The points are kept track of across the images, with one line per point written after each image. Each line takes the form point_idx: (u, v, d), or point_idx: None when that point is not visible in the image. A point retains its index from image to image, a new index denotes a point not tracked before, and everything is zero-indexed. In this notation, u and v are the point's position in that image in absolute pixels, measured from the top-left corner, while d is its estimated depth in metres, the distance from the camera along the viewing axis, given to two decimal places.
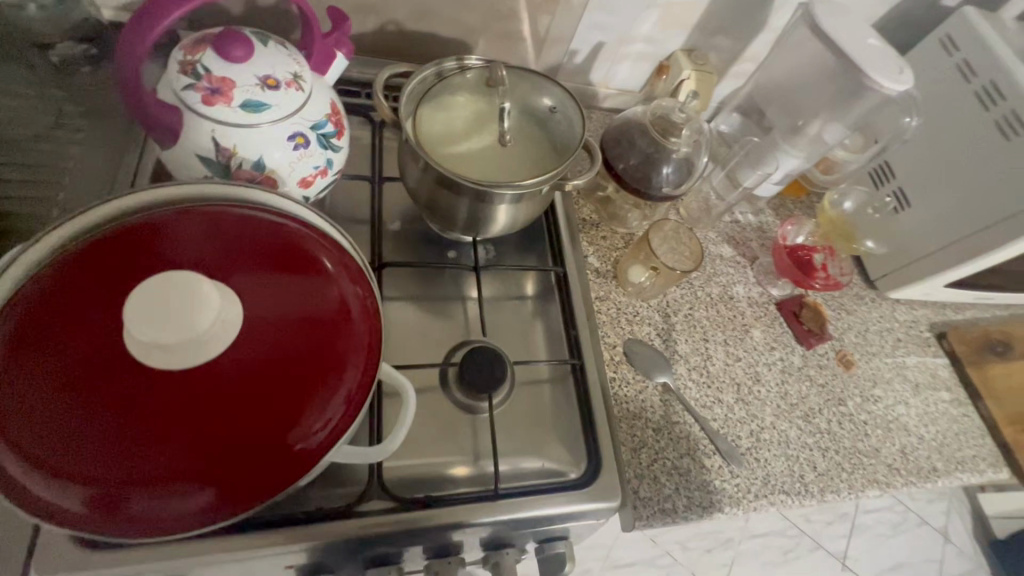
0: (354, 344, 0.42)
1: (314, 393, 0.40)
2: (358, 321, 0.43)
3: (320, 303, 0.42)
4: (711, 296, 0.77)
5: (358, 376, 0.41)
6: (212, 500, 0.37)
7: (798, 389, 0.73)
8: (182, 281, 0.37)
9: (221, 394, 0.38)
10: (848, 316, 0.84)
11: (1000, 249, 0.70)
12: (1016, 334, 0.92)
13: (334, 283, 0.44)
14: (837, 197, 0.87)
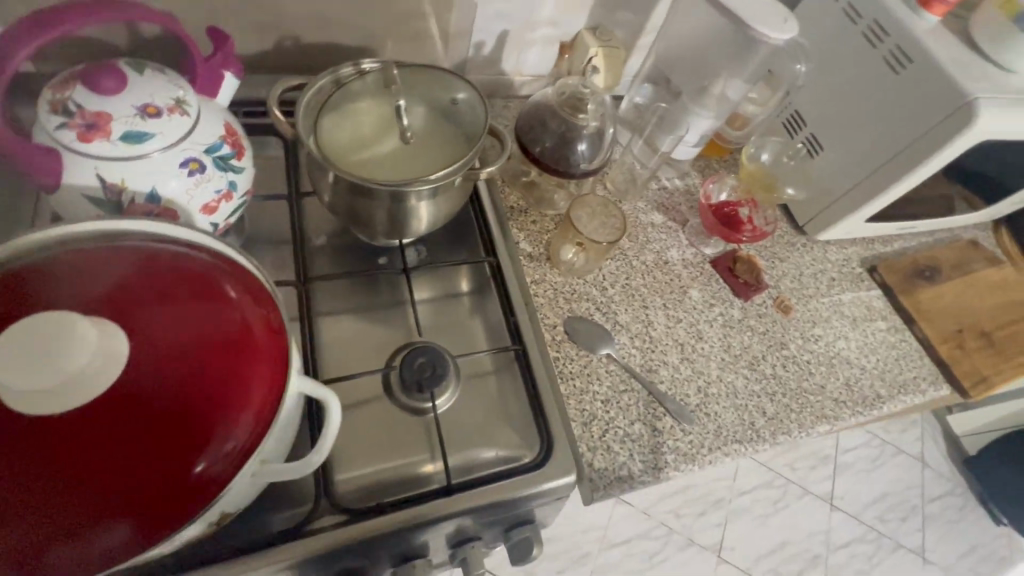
0: (261, 360, 0.42)
1: (220, 413, 0.39)
2: (262, 334, 0.43)
3: (219, 321, 0.42)
4: (647, 264, 0.78)
5: (266, 387, 0.41)
6: (128, 536, 0.36)
7: (741, 340, 0.75)
8: (56, 321, 0.36)
9: (117, 429, 0.36)
10: (782, 264, 0.86)
11: (905, 178, 0.74)
12: (941, 257, 0.96)
13: (232, 300, 0.43)
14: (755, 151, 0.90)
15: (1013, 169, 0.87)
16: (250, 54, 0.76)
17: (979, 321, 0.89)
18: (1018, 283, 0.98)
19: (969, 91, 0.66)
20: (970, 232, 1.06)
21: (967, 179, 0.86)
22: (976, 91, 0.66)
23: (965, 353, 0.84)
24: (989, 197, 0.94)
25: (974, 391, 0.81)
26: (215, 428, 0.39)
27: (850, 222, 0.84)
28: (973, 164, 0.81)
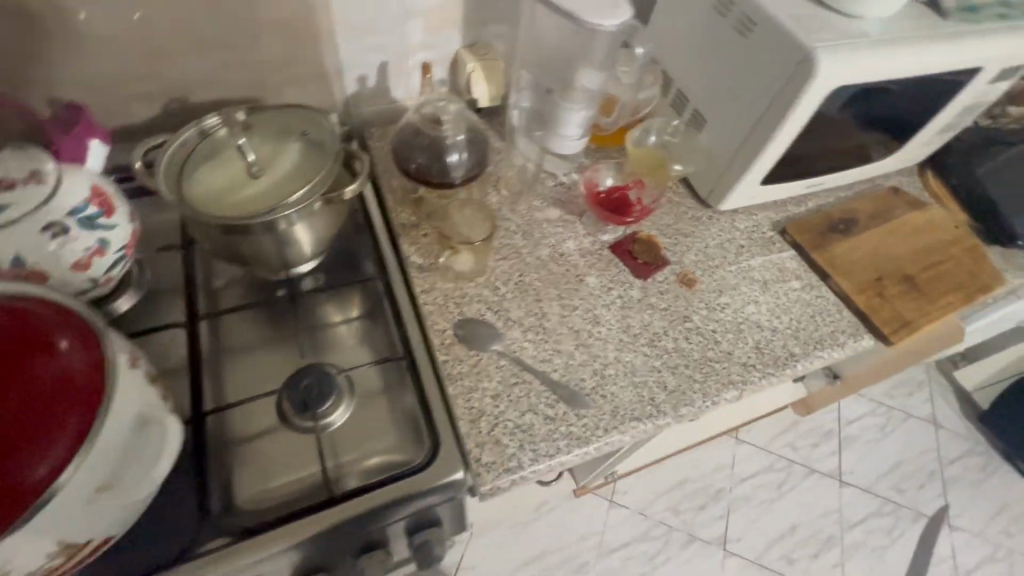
0: (77, 394, 0.44)
1: (31, 446, 0.42)
2: (82, 372, 0.45)
3: (43, 365, 0.45)
4: (541, 259, 0.80)
5: (78, 420, 0.43)
6: None
7: (640, 318, 0.76)
8: None
9: None
10: (686, 239, 0.87)
11: (775, 137, 0.75)
12: (859, 208, 0.95)
13: (57, 346, 0.46)
14: (645, 135, 0.92)
15: (904, 111, 0.87)
16: (142, 122, 0.81)
17: (901, 265, 0.88)
18: (945, 222, 0.96)
19: (809, 42, 0.67)
20: (893, 180, 1.04)
21: (858, 126, 0.86)
22: (814, 41, 0.67)
23: (886, 300, 0.83)
24: (893, 142, 0.93)
25: (896, 337, 0.79)
26: (28, 457, 0.41)
27: (745, 185, 0.84)
28: (854, 112, 0.81)
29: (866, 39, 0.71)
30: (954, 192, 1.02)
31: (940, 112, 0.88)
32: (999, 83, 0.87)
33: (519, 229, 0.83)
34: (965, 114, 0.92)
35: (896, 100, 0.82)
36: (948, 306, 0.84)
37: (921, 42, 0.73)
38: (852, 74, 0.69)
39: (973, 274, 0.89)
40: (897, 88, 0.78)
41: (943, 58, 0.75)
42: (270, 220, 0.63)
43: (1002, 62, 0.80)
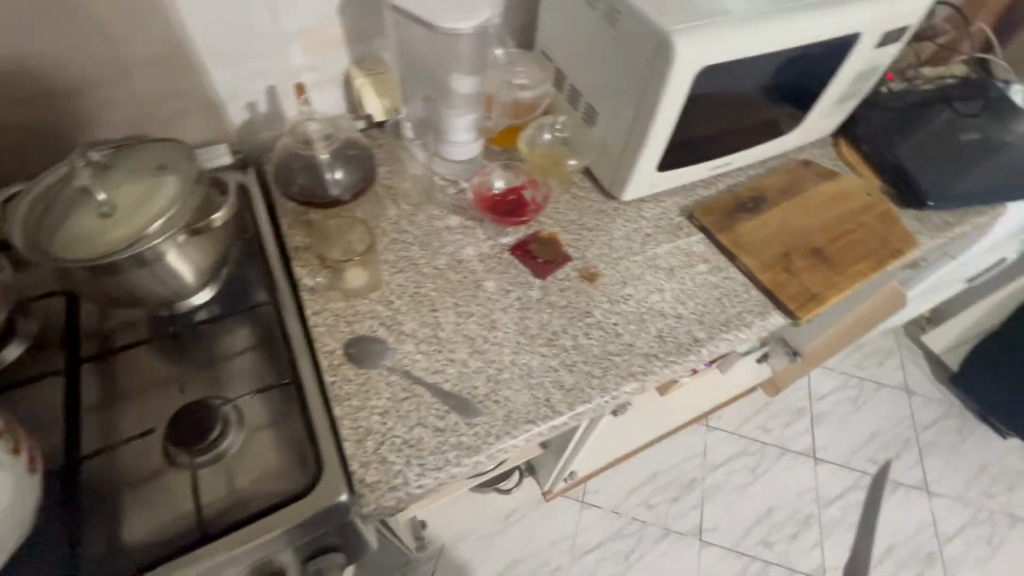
0: None
1: None
2: None
3: None
4: (438, 269, 0.79)
5: None
6: None
7: (538, 318, 0.75)
8: None
9: None
10: (591, 234, 0.86)
11: (656, 121, 0.74)
12: (768, 185, 0.95)
13: None
14: (544, 132, 0.91)
15: (796, 83, 0.86)
16: (26, 171, 0.81)
17: (810, 238, 0.87)
18: (857, 190, 0.95)
19: (666, 27, 0.67)
20: (806, 153, 1.04)
21: (750, 104, 0.85)
22: (671, 25, 0.67)
23: (793, 275, 0.82)
24: (794, 115, 0.93)
25: (803, 311, 0.78)
26: None
27: (642, 173, 0.83)
28: (739, 90, 0.80)
29: (728, 16, 0.70)
30: (867, 159, 1.01)
31: (832, 81, 0.87)
32: (887, 47, 0.86)
33: (416, 240, 0.82)
34: (861, 80, 0.91)
35: (781, 74, 0.82)
36: (857, 275, 0.83)
37: (787, 13, 0.72)
38: (716, 54, 0.69)
39: (884, 240, 0.88)
40: (775, 61, 0.78)
41: (812, 28, 0.74)
42: (135, 253, 0.61)
43: (878, 26, 0.80)
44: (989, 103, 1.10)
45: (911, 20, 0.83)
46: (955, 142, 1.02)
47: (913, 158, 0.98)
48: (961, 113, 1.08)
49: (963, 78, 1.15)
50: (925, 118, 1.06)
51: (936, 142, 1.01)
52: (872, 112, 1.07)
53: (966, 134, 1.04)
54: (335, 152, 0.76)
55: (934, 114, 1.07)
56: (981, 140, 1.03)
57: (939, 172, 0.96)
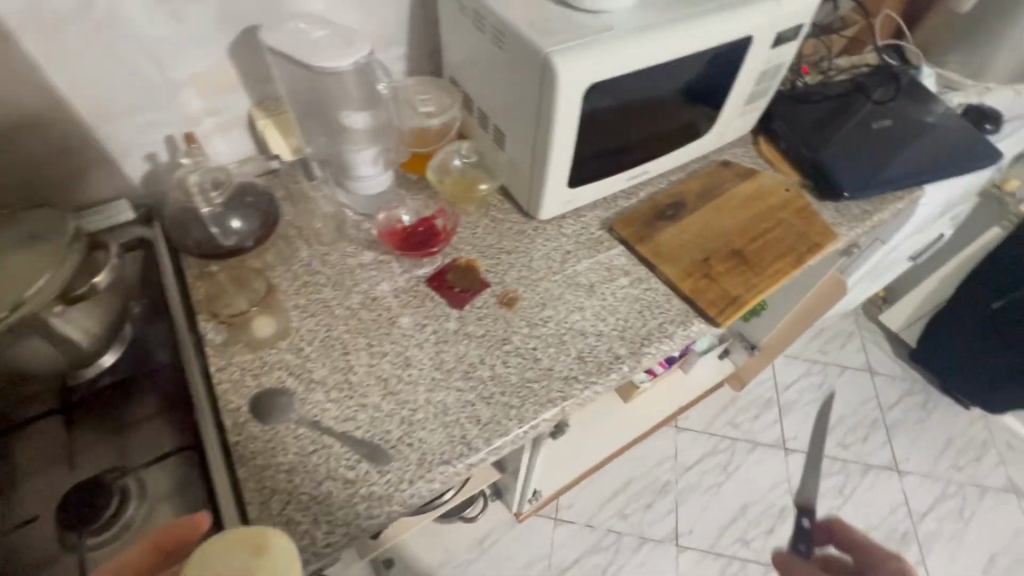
0: None
1: None
2: None
3: None
4: (351, 308, 0.77)
5: None
6: None
7: (455, 351, 0.73)
8: None
9: None
10: (510, 257, 0.85)
11: (553, 142, 0.74)
12: (687, 190, 0.95)
13: None
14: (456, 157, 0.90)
15: (699, 89, 0.87)
16: None
17: (729, 241, 0.87)
18: (775, 187, 0.96)
19: (548, 48, 0.67)
20: (727, 153, 1.04)
21: (656, 112, 0.85)
22: (552, 46, 0.67)
23: (713, 280, 0.81)
24: (704, 119, 0.93)
25: (722, 317, 0.78)
26: None
27: (553, 191, 0.82)
28: (639, 101, 0.80)
29: (610, 31, 0.70)
30: (785, 154, 1.02)
31: (734, 83, 0.88)
32: (784, 46, 0.87)
33: (329, 280, 0.80)
34: (766, 79, 0.92)
35: (680, 80, 0.82)
36: (777, 274, 0.83)
37: (671, 25, 0.73)
38: (601, 70, 0.69)
39: (803, 236, 0.89)
40: (668, 70, 0.78)
41: (698, 36, 0.75)
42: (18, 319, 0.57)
43: (768, 28, 0.81)
44: (901, 87, 1.12)
45: (802, 18, 0.84)
46: (868, 131, 1.03)
47: (827, 151, 0.99)
48: (874, 100, 1.10)
49: (874, 65, 1.17)
50: (839, 109, 1.08)
51: (850, 133, 1.03)
52: (788, 107, 1.08)
53: (879, 121, 1.05)
54: (231, 199, 0.74)
55: (848, 104, 1.09)
56: (894, 126, 1.04)
57: (853, 162, 0.97)
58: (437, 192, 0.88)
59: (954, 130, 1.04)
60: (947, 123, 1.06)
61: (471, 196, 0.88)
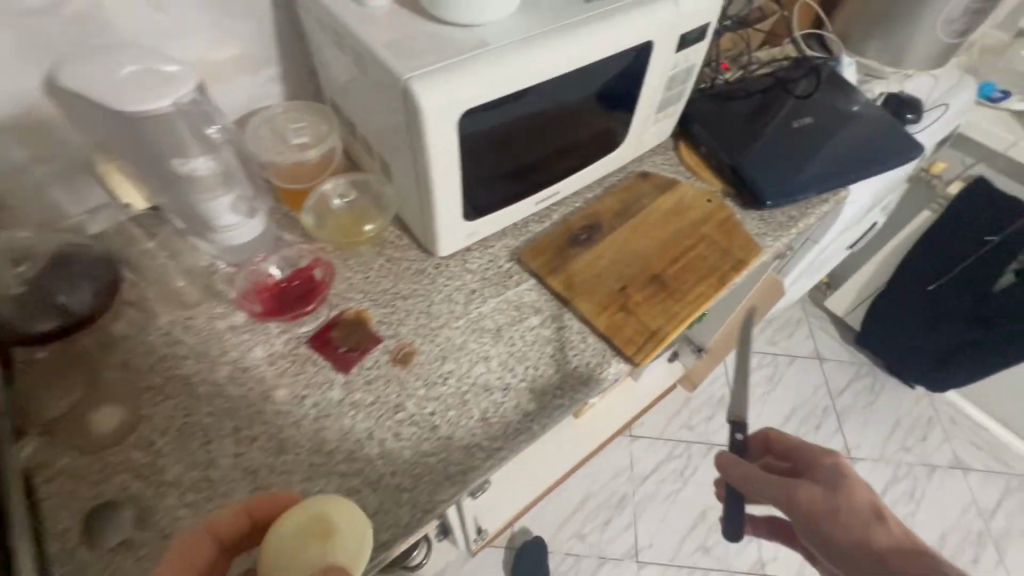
0: None
1: None
2: None
3: None
4: (217, 384, 0.66)
5: None
6: None
7: (338, 427, 0.63)
8: None
9: None
10: (407, 303, 0.75)
11: (432, 174, 0.65)
12: (604, 208, 0.87)
13: None
14: (340, 191, 0.80)
15: (603, 100, 0.79)
16: None
17: (648, 264, 0.80)
18: (696, 198, 0.89)
19: (406, 73, 0.57)
20: (646, 162, 0.97)
21: (558, 129, 0.77)
22: (412, 70, 0.57)
23: (630, 312, 0.74)
24: (615, 130, 0.85)
25: (640, 356, 0.70)
26: None
27: (447, 226, 0.73)
28: (534, 120, 0.72)
29: (483, 48, 0.61)
30: (707, 159, 0.96)
31: (642, 91, 0.81)
32: (691, 48, 0.80)
33: (192, 351, 0.69)
34: (677, 83, 0.85)
35: (578, 94, 0.74)
36: (699, 300, 0.76)
37: (557, 35, 0.64)
38: (473, 95, 0.59)
39: (725, 253, 0.82)
40: (561, 85, 0.69)
41: (588, 46, 0.67)
42: None
43: (670, 30, 0.74)
44: (821, 80, 1.07)
45: (707, 18, 0.77)
46: (789, 130, 0.98)
47: (748, 155, 0.93)
48: (794, 95, 1.05)
49: (793, 58, 1.12)
50: (760, 107, 1.03)
51: (771, 133, 0.97)
52: (707, 108, 1.01)
53: (799, 119, 1.00)
54: (53, 272, 0.63)
55: (768, 102, 1.03)
56: (815, 123, 0.99)
57: (774, 166, 0.92)
58: (319, 234, 0.77)
59: (874, 124, 1.00)
60: (869, 116, 1.01)
61: (359, 235, 0.77)
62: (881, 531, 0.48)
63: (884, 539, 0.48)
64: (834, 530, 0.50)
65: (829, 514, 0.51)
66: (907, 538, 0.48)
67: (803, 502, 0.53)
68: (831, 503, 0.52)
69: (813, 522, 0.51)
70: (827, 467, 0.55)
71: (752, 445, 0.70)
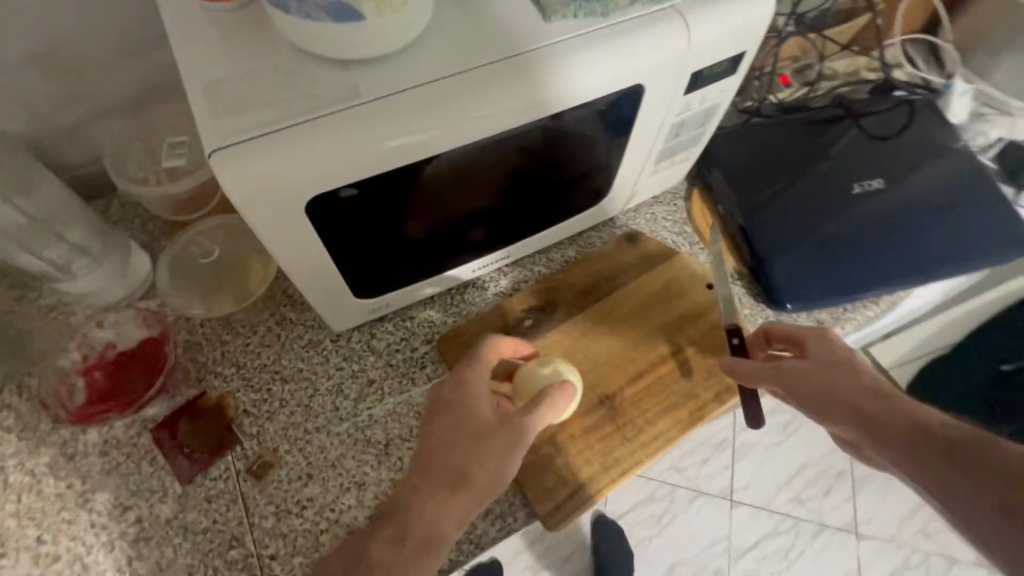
0: None
1: None
2: None
3: None
4: (34, 475, 0.54)
5: None
6: None
7: (156, 559, 0.51)
8: None
9: None
10: (285, 389, 0.60)
11: (289, 262, 0.47)
12: (566, 282, 0.67)
13: None
14: (210, 231, 0.65)
15: (572, 154, 0.56)
16: None
17: (601, 378, 0.61)
18: (694, 282, 0.67)
19: (214, 141, 0.39)
20: (643, 215, 0.75)
21: (499, 190, 0.56)
22: (224, 136, 0.39)
23: (559, 448, 0.58)
24: (595, 185, 0.63)
25: (552, 521, 0.55)
26: None
27: (334, 308, 0.57)
28: (456, 185, 0.51)
29: (350, 102, 0.41)
30: (724, 224, 0.73)
31: (631, 142, 0.58)
32: (710, 88, 0.55)
33: (17, 423, 0.57)
34: (687, 130, 0.61)
35: (527, 151, 0.52)
36: (652, 444, 0.58)
37: (478, 86, 0.43)
38: (325, 175, 0.41)
39: (709, 376, 0.62)
40: (491, 147, 0.48)
41: (530, 98, 0.45)
42: None
43: (671, 73, 0.50)
44: (914, 119, 0.77)
45: (738, 50, 0.52)
46: (848, 198, 0.71)
47: (776, 231, 0.69)
48: (872, 138, 0.76)
49: (881, 80, 0.82)
50: (817, 151, 0.75)
51: (818, 200, 0.71)
52: (742, 146, 0.76)
53: (868, 180, 0.72)
54: None
55: (830, 145, 0.76)
56: (890, 190, 0.71)
57: (808, 256, 0.68)
58: (173, 289, 0.62)
59: (981, 203, 0.70)
60: (976, 187, 0.71)
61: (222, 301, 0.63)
62: (859, 382, 0.43)
63: (855, 385, 0.42)
64: (814, 391, 0.44)
65: (810, 374, 0.45)
66: (880, 384, 0.42)
67: (788, 369, 0.47)
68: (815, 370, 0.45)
69: (797, 385, 0.45)
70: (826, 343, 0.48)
71: (750, 344, 0.59)
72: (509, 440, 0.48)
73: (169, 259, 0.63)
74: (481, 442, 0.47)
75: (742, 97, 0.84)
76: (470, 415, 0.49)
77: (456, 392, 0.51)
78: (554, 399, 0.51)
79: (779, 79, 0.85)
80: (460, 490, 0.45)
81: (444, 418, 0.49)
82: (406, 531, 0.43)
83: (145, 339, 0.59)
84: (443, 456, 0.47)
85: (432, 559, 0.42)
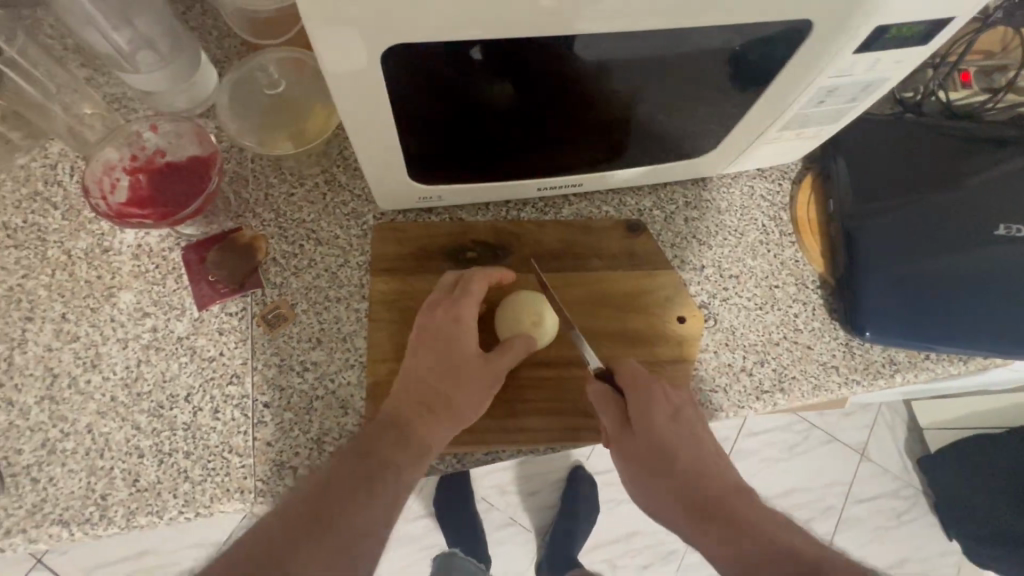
0: None
1: None
2: None
3: None
4: (70, 256, 0.56)
5: None
6: None
7: (161, 369, 0.53)
8: None
9: None
10: (317, 250, 0.58)
11: (350, 111, 0.43)
12: (626, 235, 0.62)
13: None
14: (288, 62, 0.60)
15: (689, 92, 0.48)
16: None
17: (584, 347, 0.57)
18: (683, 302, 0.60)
19: None
20: (738, 186, 0.66)
21: (599, 106, 0.48)
22: None
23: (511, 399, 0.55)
24: (702, 133, 0.54)
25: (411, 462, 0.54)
26: None
27: (383, 183, 0.53)
28: (550, 84, 0.44)
29: None
30: (828, 223, 0.64)
31: (764, 95, 0.49)
32: (886, 56, 0.45)
33: (65, 202, 0.57)
34: (834, 100, 0.51)
35: (645, 68, 0.44)
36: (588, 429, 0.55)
37: None
38: (411, 22, 0.36)
39: None
40: (536, 73, 0.43)
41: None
42: None
43: (851, 13, 0.40)
44: None
45: (944, 14, 0.41)
46: (987, 239, 0.60)
47: (885, 250, 0.60)
48: None
49: None
50: (971, 175, 0.63)
51: (947, 230, 0.60)
52: (880, 142, 0.64)
53: (1019, 226, 0.60)
54: None
55: (991, 171, 0.63)
56: None
57: (913, 292, 0.58)
58: (232, 112, 0.59)
59: None
60: None
61: (274, 141, 0.59)
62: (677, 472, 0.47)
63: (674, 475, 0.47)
64: (657, 481, 0.47)
65: (646, 460, 0.48)
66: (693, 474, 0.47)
67: (630, 451, 0.49)
68: (642, 454, 0.48)
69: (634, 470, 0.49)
70: (653, 406, 0.50)
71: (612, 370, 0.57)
72: (485, 379, 0.49)
73: (234, 81, 0.59)
74: (464, 374, 0.48)
75: (903, 85, 0.70)
76: (451, 348, 0.49)
77: (446, 325, 0.49)
78: (521, 345, 0.50)
79: (959, 75, 0.69)
80: (440, 416, 0.47)
81: (430, 346, 0.49)
82: (407, 436, 0.45)
83: (196, 159, 0.55)
84: (425, 377, 0.48)
85: (423, 466, 0.45)
